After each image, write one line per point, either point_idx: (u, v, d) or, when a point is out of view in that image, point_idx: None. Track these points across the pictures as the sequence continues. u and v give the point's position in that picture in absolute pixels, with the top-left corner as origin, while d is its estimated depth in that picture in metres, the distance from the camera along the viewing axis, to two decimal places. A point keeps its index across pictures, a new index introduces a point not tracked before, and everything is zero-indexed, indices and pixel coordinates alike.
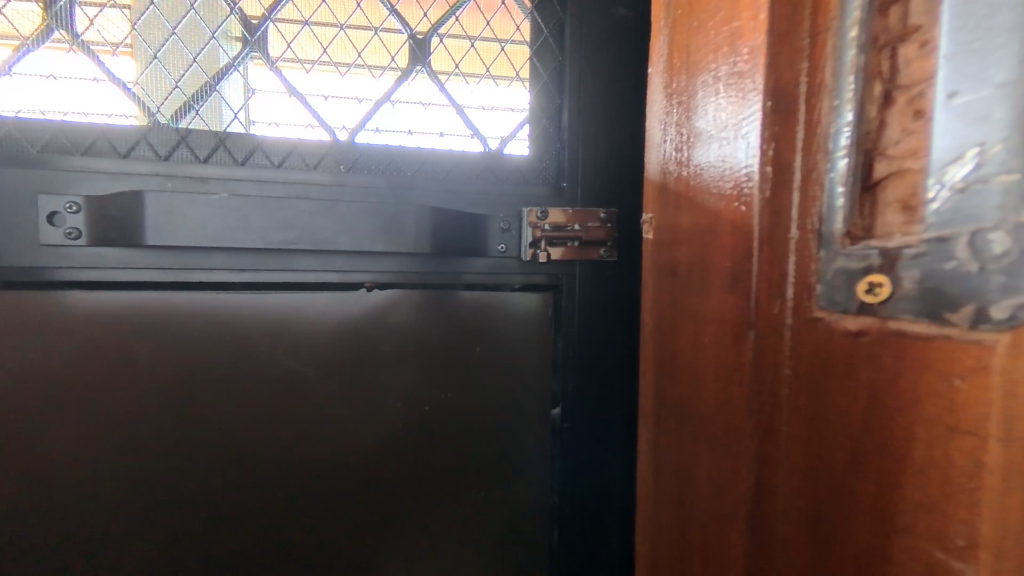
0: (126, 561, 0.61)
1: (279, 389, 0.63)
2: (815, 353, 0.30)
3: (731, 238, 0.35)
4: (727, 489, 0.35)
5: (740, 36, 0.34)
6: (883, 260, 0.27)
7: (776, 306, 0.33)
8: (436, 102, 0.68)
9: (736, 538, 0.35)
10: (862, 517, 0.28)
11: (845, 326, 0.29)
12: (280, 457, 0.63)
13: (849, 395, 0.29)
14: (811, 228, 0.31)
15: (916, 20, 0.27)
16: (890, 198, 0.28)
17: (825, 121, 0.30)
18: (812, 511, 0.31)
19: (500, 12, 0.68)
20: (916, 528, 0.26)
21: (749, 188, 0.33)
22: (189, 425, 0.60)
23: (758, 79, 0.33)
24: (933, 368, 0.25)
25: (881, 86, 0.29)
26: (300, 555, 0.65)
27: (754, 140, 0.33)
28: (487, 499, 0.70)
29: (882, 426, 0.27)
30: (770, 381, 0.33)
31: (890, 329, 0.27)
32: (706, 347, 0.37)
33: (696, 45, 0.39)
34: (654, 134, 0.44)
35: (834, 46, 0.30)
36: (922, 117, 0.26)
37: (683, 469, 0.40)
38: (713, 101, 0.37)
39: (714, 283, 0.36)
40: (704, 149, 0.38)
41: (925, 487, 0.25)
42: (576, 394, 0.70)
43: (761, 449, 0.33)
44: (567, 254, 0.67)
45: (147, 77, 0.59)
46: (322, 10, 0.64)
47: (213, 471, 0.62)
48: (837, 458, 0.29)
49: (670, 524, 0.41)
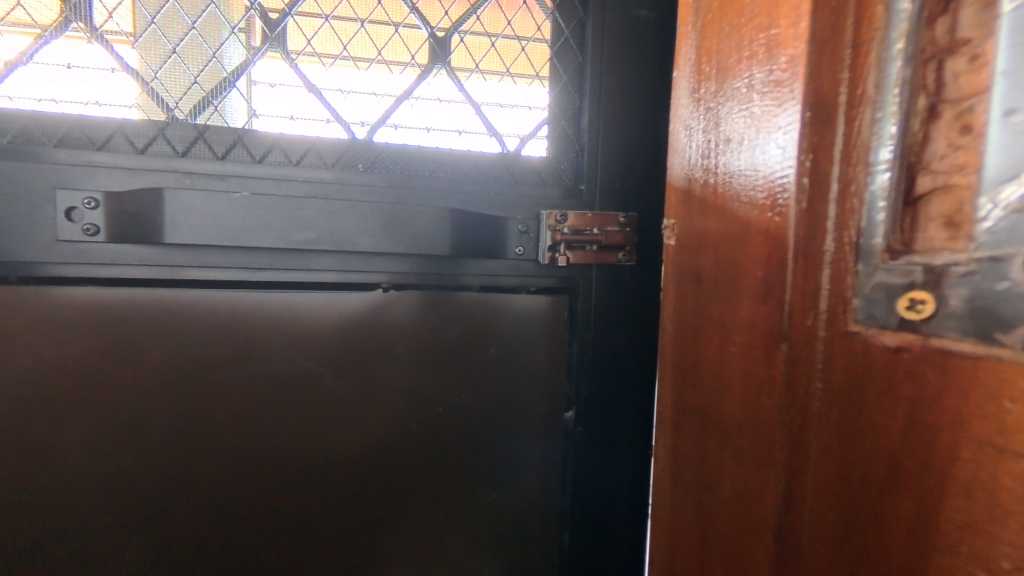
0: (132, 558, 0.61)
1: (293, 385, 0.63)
2: (852, 367, 0.30)
3: (763, 247, 0.34)
4: (754, 500, 0.35)
5: (778, 44, 0.34)
6: (927, 277, 0.27)
7: (810, 318, 0.32)
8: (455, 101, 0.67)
9: (762, 549, 0.35)
10: (899, 535, 0.28)
11: (883, 342, 0.29)
12: (294, 455, 0.63)
13: (889, 412, 0.28)
14: (848, 241, 0.31)
15: (966, 34, 0.27)
16: (933, 214, 0.28)
17: (866, 133, 0.30)
18: (843, 526, 0.31)
19: (521, 11, 0.67)
20: (957, 549, 0.26)
21: (784, 199, 0.33)
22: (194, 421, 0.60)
23: (797, 87, 0.32)
24: (983, 390, 0.25)
25: (925, 100, 0.28)
26: (308, 553, 0.65)
27: (790, 148, 0.32)
28: (496, 500, 0.70)
29: (925, 445, 0.27)
30: (802, 394, 0.33)
31: (934, 346, 0.26)
32: (733, 357, 0.37)
33: (727, 51, 0.38)
34: (678, 138, 0.44)
35: (878, 57, 0.29)
36: (971, 132, 0.26)
37: (705, 477, 0.39)
38: (746, 108, 0.36)
39: (744, 291, 0.36)
40: (735, 154, 0.37)
41: (970, 508, 0.25)
42: (589, 396, 0.70)
43: (791, 462, 0.33)
44: (584, 258, 0.67)
45: (165, 73, 0.58)
46: (342, 7, 0.63)
47: (224, 469, 0.62)
48: (874, 473, 0.29)
49: (689, 532, 0.41)
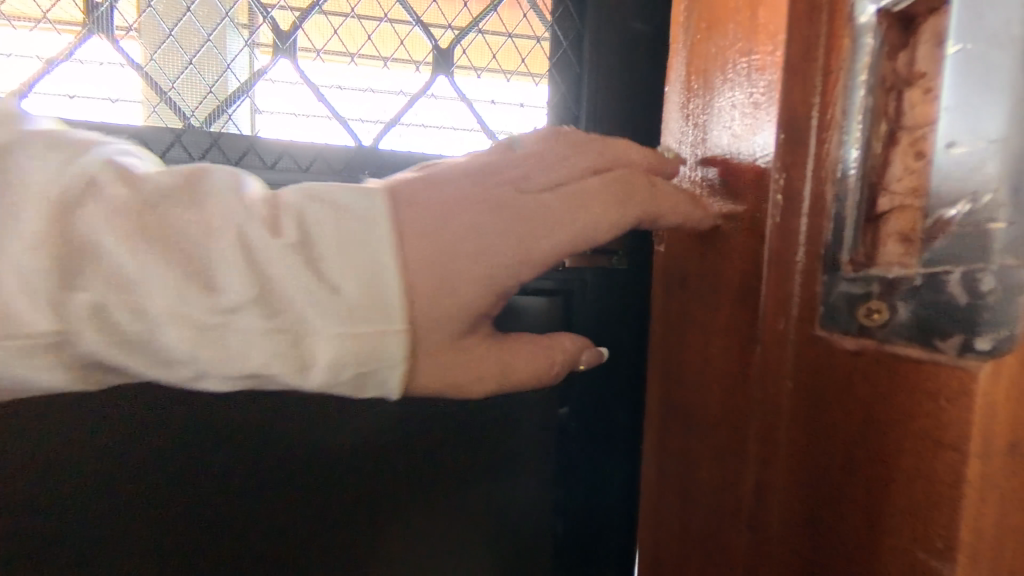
0: (131, 549, 0.62)
1: (258, 344, 0.37)
2: (816, 367, 0.33)
3: (744, 256, 0.39)
4: (732, 486, 0.39)
5: (757, 69, 0.37)
6: (882, 288, 0.29)
7: (781, 323, 0.36)
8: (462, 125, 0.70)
9: (738, 533, 0.38)
10: (854, 520, 0.31)
11: (844, 345, 0.31)
12: (484, 386, 0.43)
13: (846, 408, 0.31)
14: (816, 253, 0.33)
15: (921, 68, 0.29)
16: (891, 230, 0.30)
17: (834, 154, 0.32)
18: (806, 512, 0.34)
19: (521, 24, 0.70)
20: (902, 532, 0.29)
21: (762, 211, 0.37)
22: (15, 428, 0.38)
23: (772, 111, 0.36)
24: (926, 389, 0.28)
25: (886, 125, 0.31)
26: (315, 542, 0.68)
27: (767, 165, 0.37)
28: (491, 492, 0.74)
29: (876, 437, 0.30)
30: (773, 391, 0.36)
31: (886, 350, 0.29)
32: (714, 356, 0.41)
33: (712, 70, 0.42)
34: (669, 148, 0.48)
35: (845, 85, 0.32)
36: (923, 158, 0.29)
37: (689, 465, 0.44)
38: (728, 125, 0.40)
39: (724, 296, 0.40)
40: (722, 166, 0.41)
41: (912, 494, 0.28)
42: (582, 393, 0.74)
43: (762, 452, 0.37)
44: (579, 262, 0.70)
45: (183, 83, 0.61)
46: (348, 25, 0.66)
47: (454, 385, 0.42)
48: (833, 463, 0.32)
49: (675, 518, 0.45)
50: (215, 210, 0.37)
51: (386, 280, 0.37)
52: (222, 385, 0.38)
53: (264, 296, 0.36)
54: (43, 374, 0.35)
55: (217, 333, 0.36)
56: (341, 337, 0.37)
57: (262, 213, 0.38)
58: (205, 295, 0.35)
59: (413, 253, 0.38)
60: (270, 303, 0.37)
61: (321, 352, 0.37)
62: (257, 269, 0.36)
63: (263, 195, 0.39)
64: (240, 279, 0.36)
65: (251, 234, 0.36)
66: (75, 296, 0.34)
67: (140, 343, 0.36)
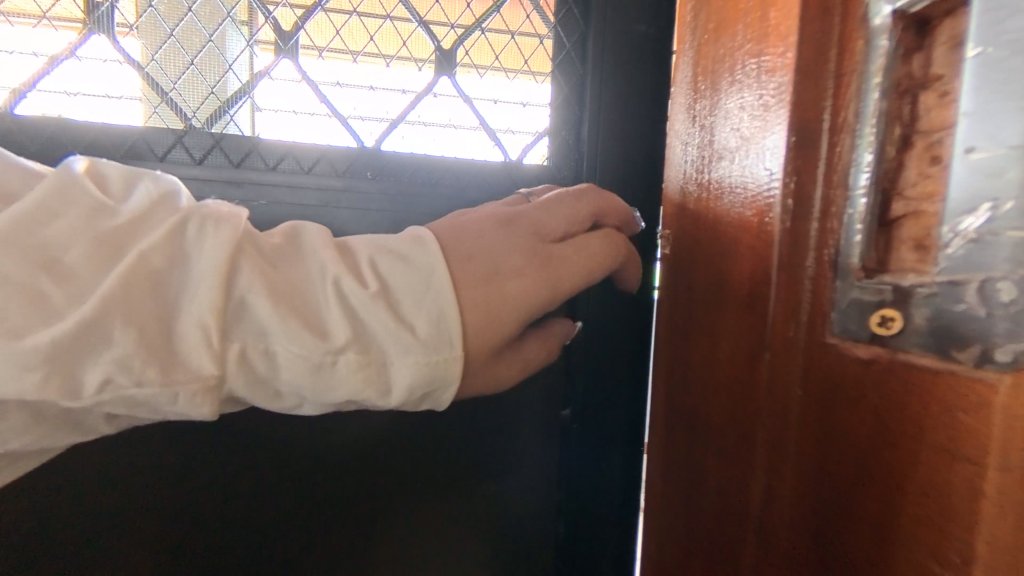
0: (138, 546, 0.63)
1: (353, 373, 0.44)
2: (827, 375, 0.33)
3: (750, 261, 0.38)
4: (738, 494, 0.38)
5: (767, 71, 0.36)
6: (895, 296, 0.29)
7: (791, 329, 0.35)
8: (463, 123, 0.69)
9: (746, 541, 0.38)
10: (865, 531, 0.31)
11: (856, 354, 0.31)
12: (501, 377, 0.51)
13: (857, 417, 0.31)
14: (827, 258, 0.33)
15: (938, 70, 0.28)
16: (904, 237, 0.30)
17: (845, 158, 0.32)
18: (816, 522, 0.33)
19: (524, 26, 0.69)
20: (916, 545, 0.28)
21: (770, 217, 0.36)
22: (45, 435, 0.39)
23: (783, 113, 0.35)
24: (943, 400, 0.27)
25: (901, 130, 0.30)
26: (317, 542, 0.68)
27: (776, 170, 0.35)
28: (492, 494, 0.73)
29: (889, 447, 0.29)
30: (782, 399, 0.35)
31: (900, 360, 0.29)
32: (720, 362, 0.40)
33: (720, 71, 0.41)
34: (676, 151, 0.47)
35: (857, 88, 0.31)
36: (939, 163, 0.28)
37: (694, 471, 0.43)
38: (736, 127, 0.39)
39: (732, 301, 0.40)
40: (727, 169, 0.40)
41: (926, 506, 0.28)
42: (585, 397, 0.73)
43: (770, 461, 0.36)
44: None
45: (184, 84, 0.61)
46: (352, 24, 0.65)
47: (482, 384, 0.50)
48: (845, 473, 0.32)
49: (680, 522, 0.45)
50: (314, 262, 0.45)
51: (444, 306, 0.45)
52: (319, 407, 0.46)
53: (359, 335, 0.44)
54: (197, 410, 0.40)
55: (326, 371, 0.43)
56: (423, 364, 0.44)
57: (352, 264, 0.46)
58: (318, 339, 0.43)
59: (467, 295, 0.46)
60: (364, 342, 0.44)
61: (401, 378, 0.44)
62: (351, 312, 0.44)
63: (339, 244, 0.47)
64: (336, 320, 0.44)
65: (351, 286, 0.44)
66: (225, 345, 0.41)
67: (264, 381, 0.43)
